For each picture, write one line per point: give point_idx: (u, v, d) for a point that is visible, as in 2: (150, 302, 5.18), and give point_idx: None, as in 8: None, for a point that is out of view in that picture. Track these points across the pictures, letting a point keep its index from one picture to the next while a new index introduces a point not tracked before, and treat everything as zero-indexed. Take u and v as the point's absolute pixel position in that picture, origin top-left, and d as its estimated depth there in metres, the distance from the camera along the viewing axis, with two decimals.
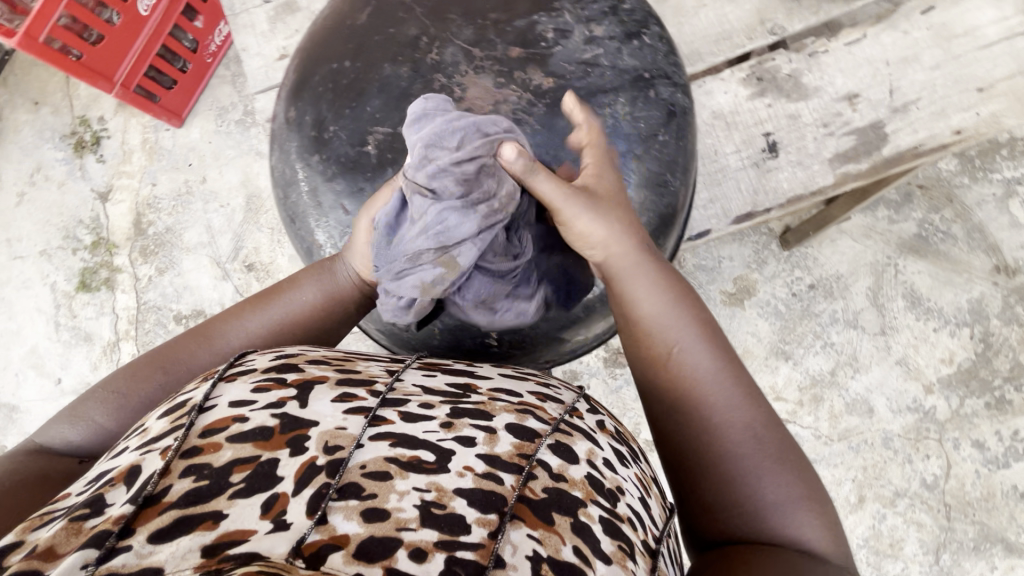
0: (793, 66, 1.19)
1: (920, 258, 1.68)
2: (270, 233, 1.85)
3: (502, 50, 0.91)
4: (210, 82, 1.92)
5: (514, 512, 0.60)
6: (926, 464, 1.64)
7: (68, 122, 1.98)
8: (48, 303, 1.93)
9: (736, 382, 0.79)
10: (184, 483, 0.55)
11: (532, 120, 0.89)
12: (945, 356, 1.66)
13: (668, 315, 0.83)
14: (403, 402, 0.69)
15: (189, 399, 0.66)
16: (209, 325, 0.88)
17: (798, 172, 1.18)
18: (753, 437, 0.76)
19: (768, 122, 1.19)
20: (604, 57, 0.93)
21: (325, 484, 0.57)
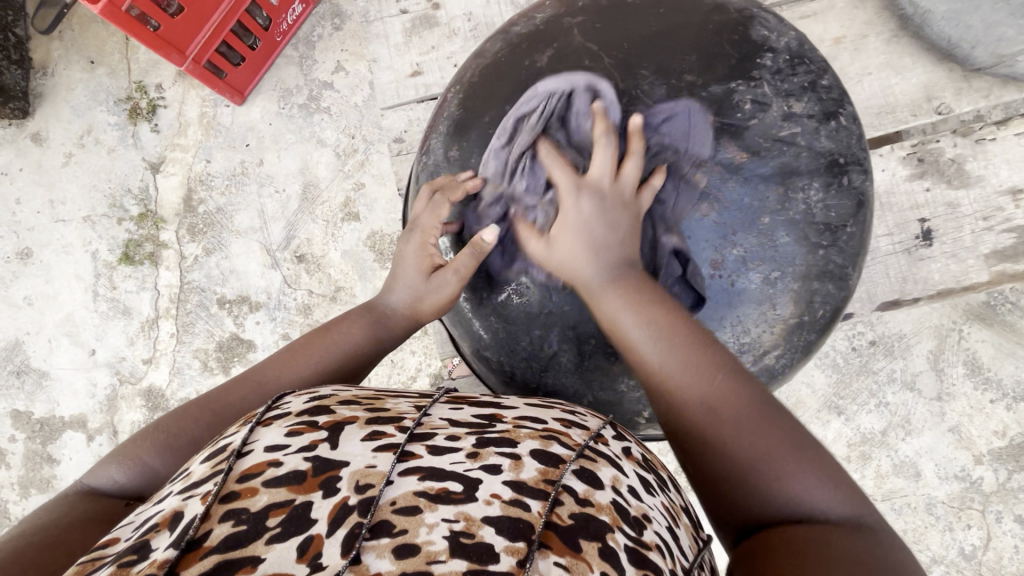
0: (957, 150, 1.29)
1: (985, 327, 1.65)
2: (324, 226, 1.80)
3: (696, 117, 0.85)
4: (276, 62, 1.86)
5: (541, 541, 0.54)
6: (966, 534, 1.63)
7: (124, 86, 1.91)
8: (88, 271, 1.88)
9: (702, 358, 0.71)
10: (225, 527, 0.51)
11: (723, 198, 0.84)
12: (998, 429, 1.64)
13: (628, 312, 0.75)
14: (430, 435, 0.63)
15: (230, 442, 0.61)
16: (255, 373, 0.82)
17: (952, 264, 1.26)
18: (731, 416, 0.67)
19: (925, 208, 1.28)
20: (801, 137, 0.87)
21: (357, 524, 0.52)
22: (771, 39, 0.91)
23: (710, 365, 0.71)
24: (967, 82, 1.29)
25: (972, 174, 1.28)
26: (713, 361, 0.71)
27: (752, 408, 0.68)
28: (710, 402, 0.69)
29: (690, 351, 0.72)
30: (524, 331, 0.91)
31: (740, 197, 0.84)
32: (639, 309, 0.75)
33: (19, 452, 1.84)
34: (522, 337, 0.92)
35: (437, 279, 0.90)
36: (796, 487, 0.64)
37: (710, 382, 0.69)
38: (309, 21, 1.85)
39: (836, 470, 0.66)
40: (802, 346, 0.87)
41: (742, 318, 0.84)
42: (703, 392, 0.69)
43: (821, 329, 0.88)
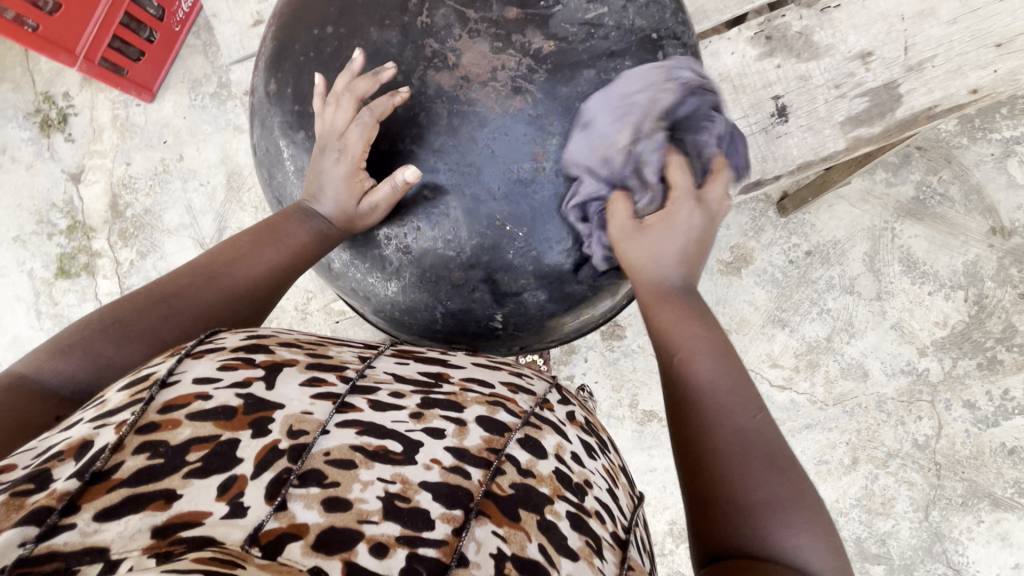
0: (803, 23, 1.21)
1: (917, 222, 1.66)
2: (254, 212, 1.78)
3: (498, 10, 0.76)
4: (179, 52, 1.81)
5: (479, 508, 0.52)
6: (919, 425, 1.66)
7: (31, 99, 1.87)
8: (27, 291, 1.86)
9: (746, 390, 0.68)
10: (138, 460, 0.45)
11: (534, 88, 0.76)
12: (939, 319, 1.66)
13: (691, 342, 0.71)
14: (373, 390, 0.59)
15: (154, 370, 0.54)
16: (214, 263, 0.78)
17: (808, 137, 1.22)
18: (759, 459, 0.64)
19: (777, 85, 1.22)
20: (608, 16, 0.79)
21: (286, 470, 0.48)
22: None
23: (736, 394, 0.68)
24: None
25: (821, 44, 1.21)
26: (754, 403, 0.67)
27: (776, 450, 0.65)
28: (743, 432, 0.65)
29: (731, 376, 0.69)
30: (363, 250, 0.85)
31: (551, 86, 0.76)
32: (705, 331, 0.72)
33: None
34: (365, 260, 0.86)
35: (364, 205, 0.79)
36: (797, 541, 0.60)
37: (745, 413, 0.66)
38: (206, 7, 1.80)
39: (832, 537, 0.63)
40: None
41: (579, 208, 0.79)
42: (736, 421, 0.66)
43: None
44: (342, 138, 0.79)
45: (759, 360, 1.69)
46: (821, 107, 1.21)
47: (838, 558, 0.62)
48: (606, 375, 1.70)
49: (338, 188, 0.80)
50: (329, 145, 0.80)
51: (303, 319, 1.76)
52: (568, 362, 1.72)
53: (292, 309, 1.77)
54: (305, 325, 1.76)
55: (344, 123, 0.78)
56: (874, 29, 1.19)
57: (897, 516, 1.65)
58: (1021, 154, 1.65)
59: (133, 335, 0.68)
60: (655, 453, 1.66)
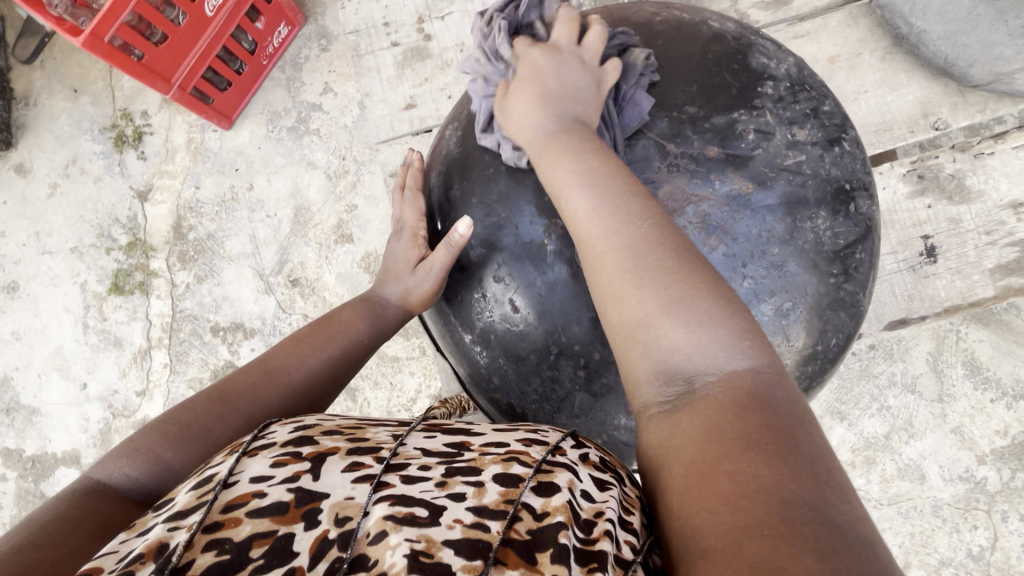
0: (956, 166, 1.34)
1: (982, 327, 1.66)
2: (317, 249, 1.78)
3: (700, 148, 0.74)
4: (263, 85, 1.85)
5: (497, 556, 0.52)
6: (973, 534, 1.63)
7: (108, 114, 1.88)
8: (77, 303, 1.84)
9: (638, 208, 0.67)
10: (208, 556, 0.50)
11: (731, 230, 0.72)
12: (1000, 428, 1.64)
13: (585, 203, 0.69)
14: (404, 465, 0.61)
15: (216, 471, 0.59)
16: (267, 361, 0.88)
17: (959, 281, 1.32)
18: (660, 274, 0.63)
19: (926, 225, 1.34)
20: (807, 165, 0.76)
21: (338, 559, 0.52)
22: (770, 67, 0.82)
23: (641, 210, 0.67)
24: (963, 97, 1.34)
25: (973, 188, 1.33)
26: (645, 217, 0.66)
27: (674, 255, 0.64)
28: (635, 247, 0.65)
29: (622, 201, 0.67)
30: (529, 369, 0.81)
31: (747, 229, 0.72)
32: (583, 162, 0.71)
33: (10, 492, 1.81)
34: (533, 376, 0.81)
35: (420, 273, 0.93)
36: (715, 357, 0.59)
37: (635, 231, 0.65)
38: (295, 42, 1.84)
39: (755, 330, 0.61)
40: (819, 374, 0.79)
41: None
42: (628, 238, 0.65)
43: (833, 360, 0.79)
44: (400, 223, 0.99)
45: None
46: (970, 252, 1.35)
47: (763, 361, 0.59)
48: None
49: (399, 261, 0.98)
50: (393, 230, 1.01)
51: None
52: None
53: None
54: None
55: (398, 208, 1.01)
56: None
57: None
58: None
59: (192, 434, 0.74)
60: None
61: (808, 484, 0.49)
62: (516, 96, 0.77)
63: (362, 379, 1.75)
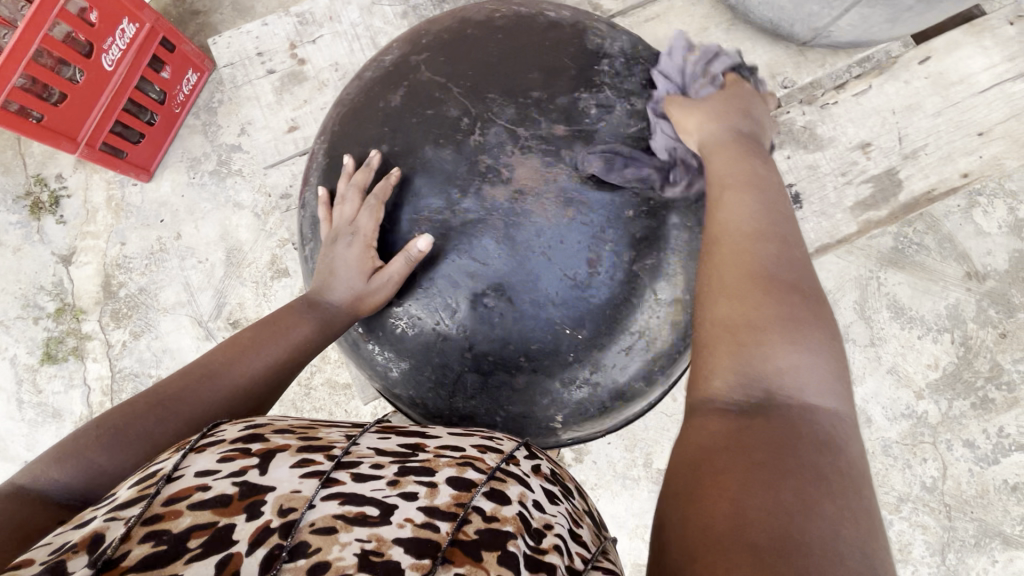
0: (806, 118, 1.36)
1: (899, 270, 1.76)
2: (254, 287, 1.76)
3: (547, 128, 0.78)
4: (178, 133, 1.84)
5: (446, 556, 0.49)
6: (925, 467, 1.70)
7: (22, 182, 1.84)
8: (10, 379, 1.78)
9: (792, 247, 0.67)
10: (145, 548, 0.45)
11: (586, 201, 0.77)
12: (931, 361, 1.73)
13: (758, 214, 0.69)
14: (355, 464, 0.58)
15: (161, 467, 0.55)
16: (210, 361, 0.78)
17: (823, 221, 1.32)
18: (796, 302, 0.62)
19: (790, 174, 1.34)
20: (649, 130, 0.84)
21: (277, 546, 0.47)
22: (606, 46, 0.88)
23: (777, 237, 0.67)
24: (804, 56, 1.38)
25: (824, 136, 1.35)
26: (797, 256, 0.66)
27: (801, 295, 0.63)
28: (781, 270, 0.64)
29: (783, 235, 0.68)
30: (421, 358, 0.83)
31: (601, 195, 0.78)
32: (755, 188, 0.72)
33: None
34: (426, 367, 0.83)
35: (376, 283, 0.81)
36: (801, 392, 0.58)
37: (789, 261, 0.65)
38: (206, 88, 1.85)
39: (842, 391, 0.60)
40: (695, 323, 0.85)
41: (628, 314, 0.79)
42: (768, 260, 0.65)
43: None
44: (354, 224, 0.84)
45: None
46: (832, 194, 1.33)
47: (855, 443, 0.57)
48: (617, 436, 1.68)
49: (349, 266, 0.83)
50: (342, 230, 0.85)
51: (307, 393, 1.73)
52: None
53: (294, 384, 1.73)
54: (308, 401, 1.73)
55: (352, 210, 0.84)
56: (870, 122, 1.33)
57: (915, 562, 1.67)
58: (983, 205, 1.77)
59: (126, 440, 0.68)
60: None
61: (847, 548, 0.45)
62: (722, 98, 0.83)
63: (317, 411, 1.74)
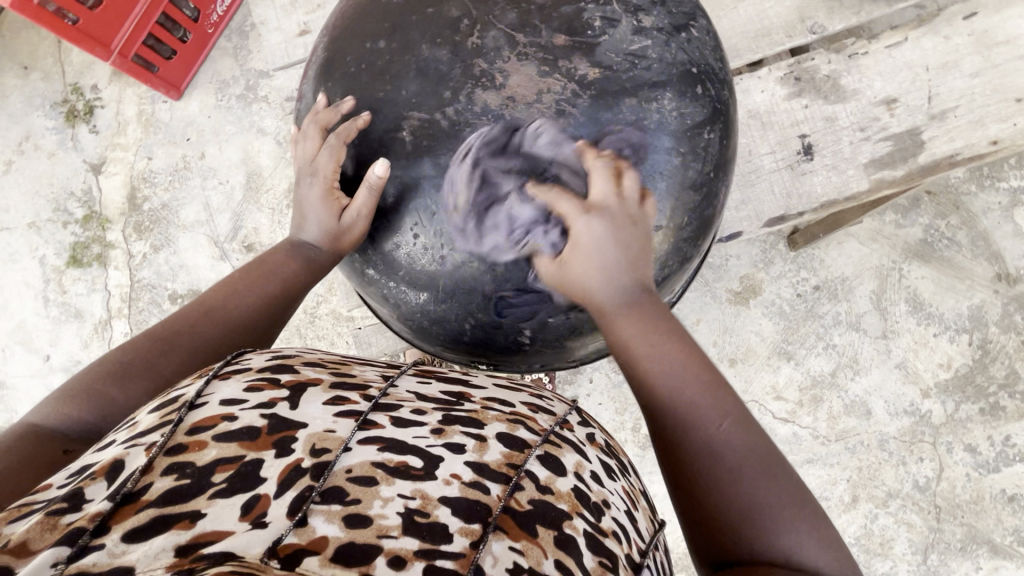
0: (831, 67, 1.26)
1: (924, 264, 1.69)
2: (270, 214, 1.80)
3: (547, 37, 0.78)
4: (210, 54, 1.86)
5: (497, 523, 0.56)
6: (920, 466, 1.66)
7: (59, 89, 1.89)
8: (37, 278, 1.87)
9: (724, 401, 0.71)
10: (167, 480, 0.51)
11: (576, 113, 0.76)
12: (943, 361, 1.67)
13: (685, 391, 0.72)
14: (395, 407, 0.65)
15: (184, 392, 0.60)
16: (205, 302, 0.85)
17: (833, 176, 1.26)
18: (748, 469, 0.67)
19: (804, 124, 1.27)
20: (652, 49, 0.81)
21: (308, 487, 0.54)
22: None
23: (708, 407, 0.70)
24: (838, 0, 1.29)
25: (848, 88, 1.26)
26: (730, 409, 0.70)
27: (744, 432, 0.69)
28: (731, 445, 0.68)
29: (714, 390, 0.71)
30: (396, 256, 0.85)
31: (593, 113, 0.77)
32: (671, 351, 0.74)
33: None
34: (418, 283, 0.85)
35: (343, 218, 0.85)
36: (787, 538, 0.64)
37: (730, 427, 0.69)
38: (239, 12, 1.85)
39: (806, 497, 0.67)
40: (674, 253, 0.85)
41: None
42: (717, 436, 0.69)
43: (687, 238, 0.85)
44: (314, 164, 0.87)
45: (763, 391, 1.71)
46: (846, 148, 1.26)
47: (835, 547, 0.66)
48: (609, 397, 1.68)
49: (315, 207, 0.87)
50: (306, 172, 0.88)
51: (312, 321, 1.78)
52: (574, 380, 1.71)
53: (300, 311, 1.78)
54: (312, 328, 1.78)
55: (314, 149, 0.87)
56: (899, 77, 1.25)
57: (895, 558, 1.65)
58: None
59: (135, 372, 0.75)
60: (655, 478, 1.65)
61: None
62: (573, 254, 0.75)
63: (320, 339, 1.78)
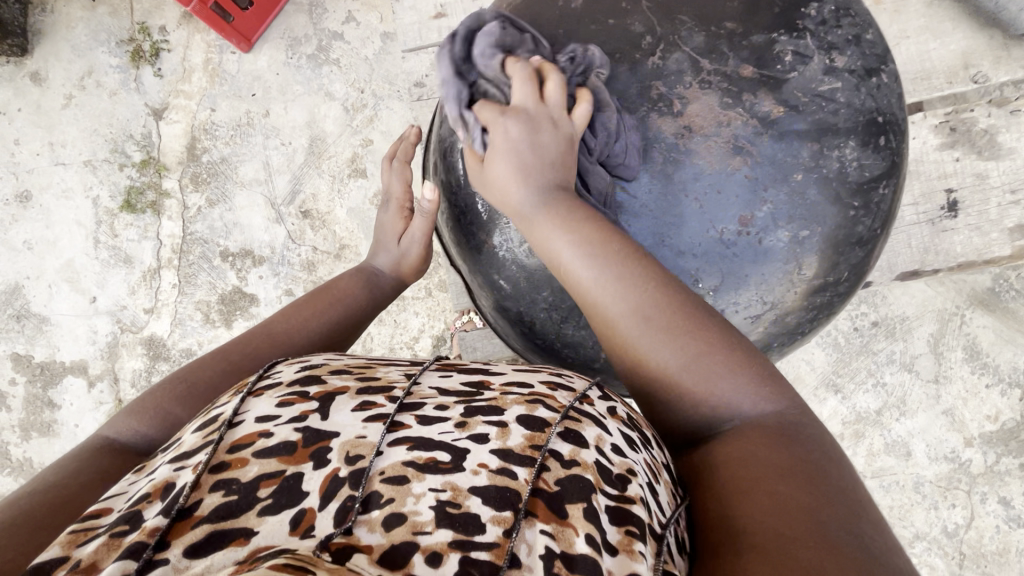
0: (989, 121, 1.42)
1: (987, 312, 1.66)
2: (330, 181, 1.77)
3: (734, 66, 0.83)
4: (285, 8, 1.80)
5: (527, 508, 0.50)
6: (951, 512, 1.67)
7: (126, 27, 1.84)
8: (89, 218, 1.85)
9: (631, 272, 0.69)
10: (216, 497, 0.49)
11: (755, 151, 0.81)
12: (991, 413, 1.66)
13: (594, 276, 0.70)
14: (419, 406, 0.58)
15: (221, 413, 0.58)
16: (270, 328, 0.89)
17: (975, 236, 1.39)
18: (667, 329, 0.67)
19: (953, 178, 1.41)
20: (841, 92, 0.85)
21: (350, 497, 0.49)
22: None
23: (615, 278, 0.69)
24: (1005, 53, 1.43)
25: (1004, 145, 1.42)
26: (646, 275, 0.69)
27: (664, 292, 0.68)
28: (646, 310, 0.67)
29: (621, 264, 0.70)
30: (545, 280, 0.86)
31: (771, 151, 0.82)
32: (576, 232, 0.73)
33: (20, 396, 1.85)
34: (544, 287, 0.86)
35: (405, 240, 1.06)
36: (725, 389, 0.65)
37: (640, 292, 0.68)
38: None
39: (731, 341, 0.67)
40: (827, 299, 0.89)
41: (767, 276, 0.84)
42: (627, 305, 0.68)
43: (841, 287, 0.90)
44: (388, 194, 1.11)
45: None
46: (993, 211, 1.39)
47: (772, 388, 0.66)
48: None
49: (387, 232, 1.09)
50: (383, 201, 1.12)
51: None
52: None
53: None
54: None
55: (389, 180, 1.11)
56: None
57: None
58: None
59: (200, 393, 0.76)
60: None
61: (838, 502, 0.55)
62: (492, 161, 0.78)
63: None
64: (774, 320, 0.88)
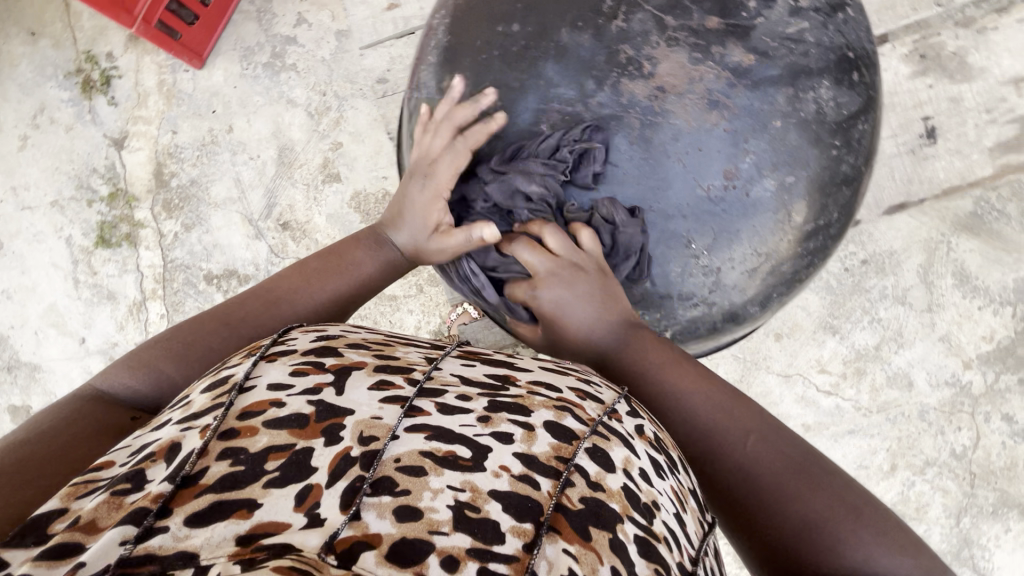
0: (960, 44, 1.67)
1: (972, 237, 1.68)
2: (305, 190, 1.74)
3: (699, 20, 0.93)
4: (232, 18, 1.76)
5: (550, 524, 0.50)
6: (957, 435, 1.70)
7: (71, 57, 1.78)
8: (65, 259, 1.81)
9: (739, 424, 0.78)
10: (222, 467, 0.48)
11: (734, 104, 0.91)
12: (986, 333, 1.69)
13: (701, 420, 0.78)
14: (440, 393, 0.58)
15: (232, 373, 0.58)
16: (270, 291, 0.88)
17: (959, 159, 1.68)
18: (787, 482, 0.72)
19: (929, 105, 1.68)
20: (809, 33, 0.93)
21: (358, 478, 0.49)
22: None
23: (726, 424, 0.78)
24: None
25: (976, 65, 1.67)
26: (750, 425, 0.78)
27: (767, 443, 0.76)
28: (763, 460, 0.74)
29: (727, 413, 0.79)
30: None
31: (749, 103, 0.91)
32: (672, 373, 0.83)
33: None
34: None
35: (437, 239, 0.93)
36: (856, 552, 0.67)
37: (751, 442, 0.76)
38: None
39: (850, 494, 0.72)
40: (819, 242, 0.96)
41: (758, 229, 0.92)
42: (749, 455, 0.75)
43: (830, 234, 0.97)
44: (430, 168, 0.94)
45: (807, 364, 1.72)
46: (971, 132, 1.67)
47: (904, 554, 0.68)
48: None
49: (417, 213, 0.95)
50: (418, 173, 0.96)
51: None
52: None
53: None
54: None
55: (433, 155, 0.94)
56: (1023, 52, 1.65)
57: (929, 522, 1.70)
58: None
59: (192, 354, 0.77)
60: None
61: None
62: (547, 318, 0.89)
63: (362, 319, 1.77)
64: (771, 270, 0.94)
